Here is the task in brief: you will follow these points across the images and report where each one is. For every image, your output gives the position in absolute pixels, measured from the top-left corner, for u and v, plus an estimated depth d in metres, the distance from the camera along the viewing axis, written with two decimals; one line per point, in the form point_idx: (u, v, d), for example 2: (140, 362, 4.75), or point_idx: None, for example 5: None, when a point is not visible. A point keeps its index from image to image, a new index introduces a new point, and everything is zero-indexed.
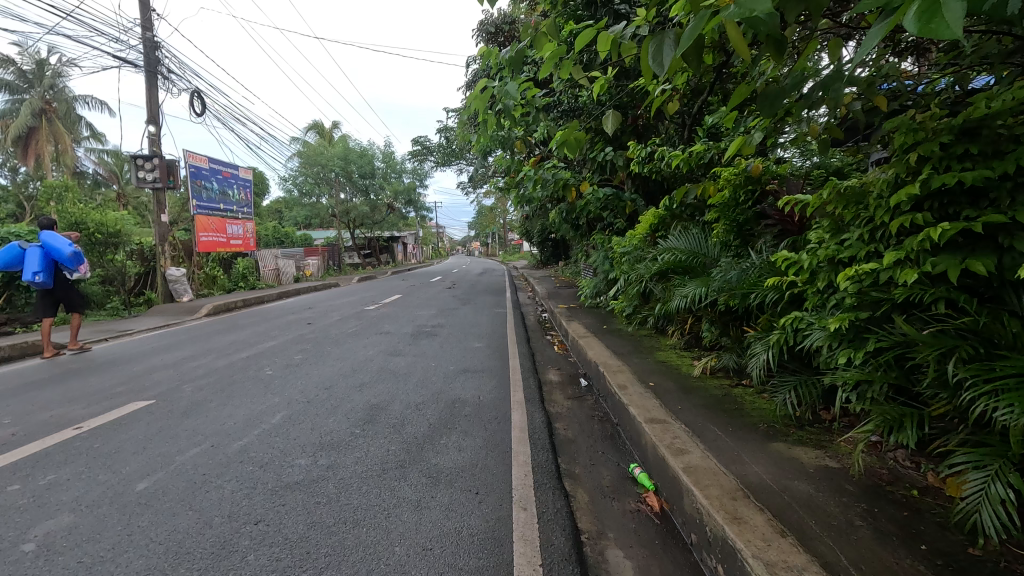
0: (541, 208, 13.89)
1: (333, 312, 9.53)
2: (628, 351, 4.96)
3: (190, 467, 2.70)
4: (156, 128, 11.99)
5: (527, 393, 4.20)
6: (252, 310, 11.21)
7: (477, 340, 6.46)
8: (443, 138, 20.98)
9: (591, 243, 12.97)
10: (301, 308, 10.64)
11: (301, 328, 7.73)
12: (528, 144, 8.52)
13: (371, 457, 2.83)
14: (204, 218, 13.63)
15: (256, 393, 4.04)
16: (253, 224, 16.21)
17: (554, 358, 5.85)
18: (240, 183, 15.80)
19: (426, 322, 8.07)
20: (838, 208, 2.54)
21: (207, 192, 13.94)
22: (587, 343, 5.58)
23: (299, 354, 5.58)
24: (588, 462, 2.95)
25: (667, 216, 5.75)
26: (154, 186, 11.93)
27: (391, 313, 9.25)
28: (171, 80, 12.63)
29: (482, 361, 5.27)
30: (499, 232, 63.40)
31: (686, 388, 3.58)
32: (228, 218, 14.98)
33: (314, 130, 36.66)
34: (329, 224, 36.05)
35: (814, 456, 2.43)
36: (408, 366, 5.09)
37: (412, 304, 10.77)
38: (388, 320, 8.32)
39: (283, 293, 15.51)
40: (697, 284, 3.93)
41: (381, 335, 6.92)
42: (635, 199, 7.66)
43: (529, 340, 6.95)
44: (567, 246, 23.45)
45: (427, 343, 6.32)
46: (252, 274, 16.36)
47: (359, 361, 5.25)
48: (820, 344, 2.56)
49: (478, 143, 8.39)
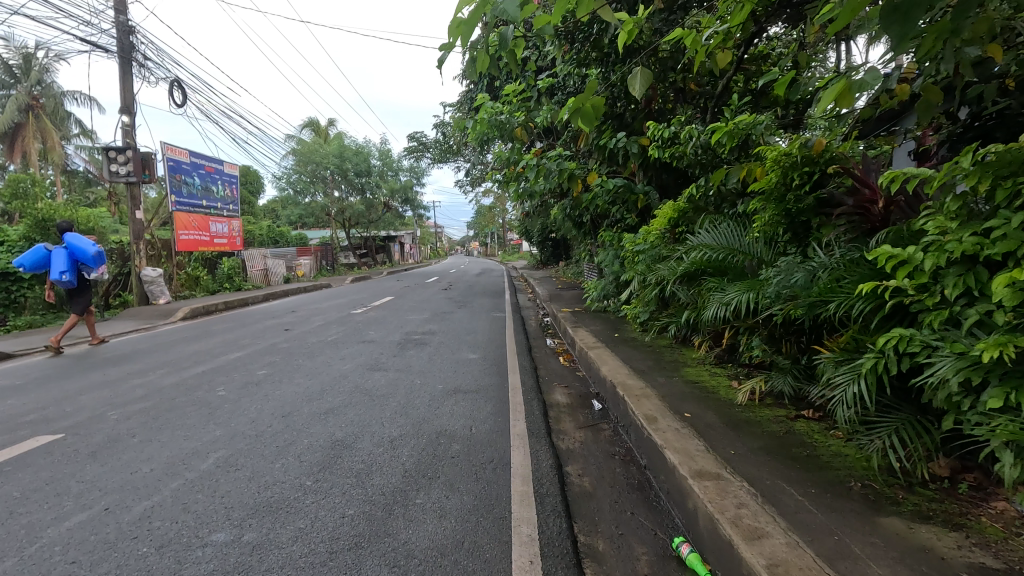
0: (543, 205, 13.11)
1: (317, 316, 8.77)
2: (649, 366, 4.21)
3: (60, 546, 1.94)
4: (130, 119, 11.21)
5: (530, 422, 3.42)
6: (232, 313, 10.42)
7: (472, 350, 5.68)
8: (440, 134, 20.23)
9: (596, 242, 12.21)
10: (285, 312, 9.87)
11: (276, 334, 6.96)
12: (529, 132, 7.75)
13: (316, 530, 2.06)
14: (184, 215, 12.83)
15: (194, 424, 3.26)
16: (239, 222, 15.42)
17: (560, 372, 5.07)
18: (225, 179, 15.01)
19: (416, 328, 7.30)
20: (980, 184, 1.79)
21: (188, 188, 13.15)
22: (599, 355, 4.83)
23: (264, 367, 4.82)
24: (616, 531, 2.18)
25: (691, 209, 5.02)
26: (128, 180, 11.15)
27: (380, 317, 8.47)
28: (148, 68, 11.85)
29: (476, 377, 4.50)
30: (499, 232, 62.65)
31: (734, 422, 2.83)
32: (211, 215, 14.21)
33: (309, 127, 35.93)
34: (325, 224, 35.29)
35: (955, 547, 1.64)
36: (388, 384, 4.32)
37: (404, 307, 9.98)
38: (375, 325, 7.56)
39: (271, 294, 14.72)
40: (743, 289, 3.18)
41: (363, 343, 6.14)
42: (648, 192, 6.88)
43: (531, 349, 6.18)
44: (569, 245, 22.72)
45: (414, 353, 5.55)
46: (238, 275, 15.57)
47: (331, 377, 4.48)
48: (951, 377, 1.81)
49: (474, 130, 7.63)
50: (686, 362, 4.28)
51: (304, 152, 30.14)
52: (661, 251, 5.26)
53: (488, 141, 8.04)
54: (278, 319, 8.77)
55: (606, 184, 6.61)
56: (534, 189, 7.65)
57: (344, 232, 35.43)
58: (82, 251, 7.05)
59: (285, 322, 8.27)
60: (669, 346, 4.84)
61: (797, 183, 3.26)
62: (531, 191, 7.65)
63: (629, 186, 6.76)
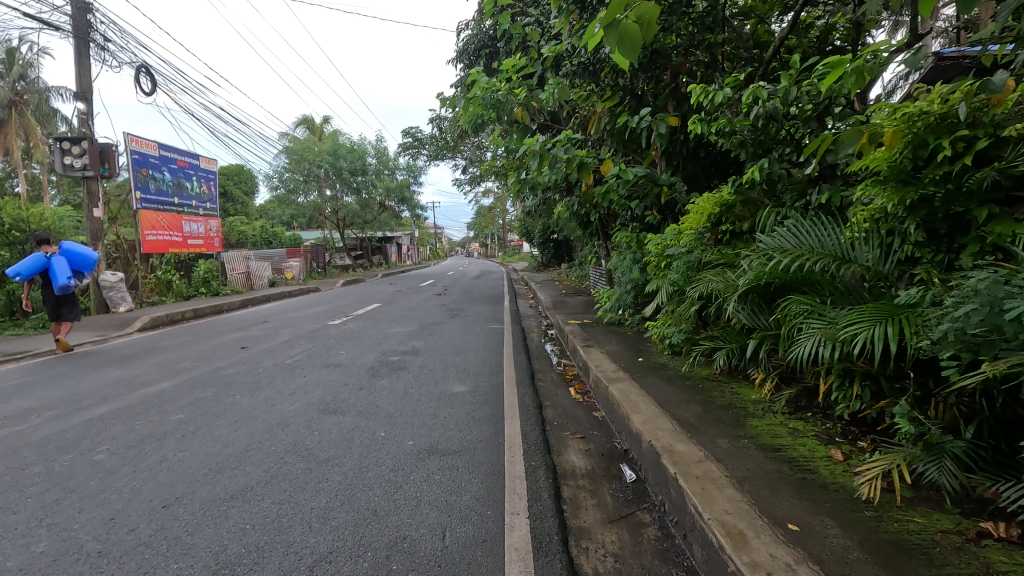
0: (545, 201, 11.97)
1: (286, 329, 7.64)
2: (698, 416, 3.06)
3: None
4: (86, 107, 10.09)
5: (535, 520, 2.26)
6: (197, 323, 9.26)
7: (459, 381, 4.53)
8: (436, 128, 19.16)
9: (605, 244, 11.06)
10: (256, 323, 8.75)
11: (228, 354, 5.81)
12: (531, 114, 6.60)
13: None
14: (150, 214, 11.69)
15: (13, 529, 2.09)
16: (217, 221, 14.30)
17: (572, 413, 3.92)
18: (201, 175, 13.90)
19: (398, 347, 6.16)
20: None
21: (157, 183, 12.02)
22: (624, 392, 3.71)
23: (183, 409, 3.66)
24: None
25: (737, 200, 4.01)
26: (84, 175, 10.01)
27: (358, 331, 7.33)
28: (109, 51, 10.72)
29: (460, 427, 3.36)
30: (499, 232, 61.57)
31: (882, 548, 1.69)
32: (184, 214, 13.10)
33: (303, 125, 34.80)
34: (319, 224, 34.13)
35: None
36: (340, 437, 3.18)
37: (389, 317, 8.82)
38: (349, 342, 6.41)
39: (250, 300, 13.58)
40: (872, 320, 2.06)
41: (327, 369, 4.99)
42: (674, 183, 5.71)
43: (534, 376, 5.03)
44: (571, 246, 21.61)
45: (387, 384, 4.40)
46: (216, 278, 14.41)
47: (267, 426, 3.35)
48: None
49: (467, 112, 6.50)
50: (746, 408, 3.15)
51: (297, 150, 29.05)
52: (702, 254, 4.11)
53: (483, 126, 6.90)
54: (242, 332, 7.62)
55: (625, 173, 5.47)
56: (535, 183, 6.51)
57: (339, 232, 34.29)
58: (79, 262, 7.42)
59: (247, 337, 7.11)
60: (714, 382, 3.73)
61: (948, 154, 2.13)
62: (532, 185, 6.52)
63: (652, 177, 5.61)
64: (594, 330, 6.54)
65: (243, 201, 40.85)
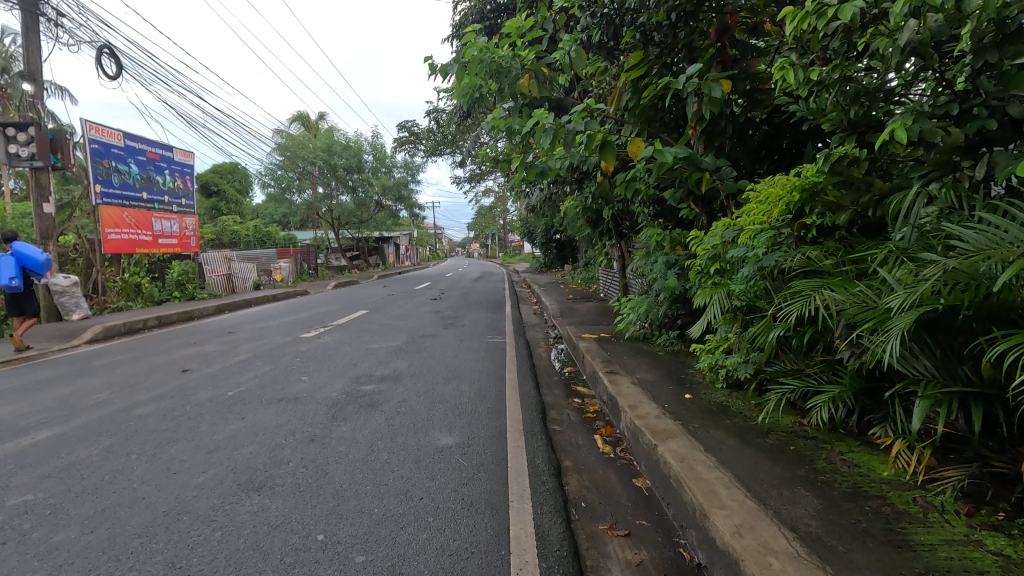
0: (552, 195, 10.85)
1: (250, 345, 6.50)
2: (819, 519, 1.92)
3: None
4: (34, 89, 8.97)
5: None
6: (156, 334, 8.11)
7: (446, 427, 3.39)
8: (433, 120, 18.16)
9: (618, 245, 9.87)
10: (221, 335, 7.59)
11: (163, 380, 4.66)
12: (538, 87, 5.44)
13: None
14: (111, 210, 10.55)
15: None
16: (192, 219, 13.17)
17: (604, 482, 2.77)
18: (174, 168, 12.76)
19: (375, 370, 5.01)
20: None
21: (120, 176, 10.89)
22: (684, 455, 2.59)
23: (40, 483, 2.51)
24: None
25: (834, 183, 2.91)
26: (32, 166, 8.86)
27: (333, 348, 6.19)
28: (63, 28, 9.61)
29: (441, 522, 2.21)
30: (499, 233, 60.51)
31: None
32: (154, 211, 11.99)
33: (297, 121, 33.64)
34: (313, 224, 32.95)
35: None
36: (252, 546, 2.03)
37: (373, 328, 7.67)
38: (317, 364, 5.27)
39: (227, 305, 12.39)
40: None
41: (277, 406, 3.84)
42: (721, 167, 4.59)
43: (545, 415, 3.89)
44: (576, 245, 20.51)
45: (350, 433, 3.26)
46: (192, 281, 13.27)
47: (147, 519, 2.20)
48: None
49: (461, 83, 5.34)
50: (885, 497, 2.06)
51: (291, 146, 27.91)
52: (783, 256, 3.01)
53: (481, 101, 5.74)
54: (197, 348, 6.46)
55: (662, 154, 4.30)
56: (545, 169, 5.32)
57: (334, 233, 33.11)
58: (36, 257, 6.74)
59: (200, 355, 5.96)
60: (808, 441, 2.63)
61: None
62: (541, 171, 5.34)
63: (694, 160, 4.48)
64: (615, 348, 5.43)
65: (235, 200, 39.61)
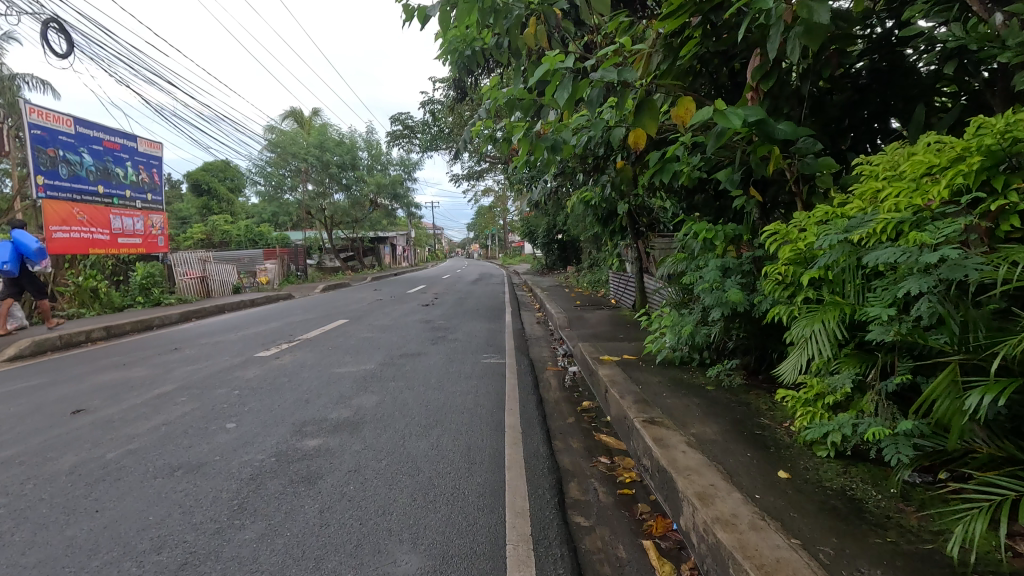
0: (559, 187, 9.63)
1: (190, 368, 5.25)
2: None
3: None
4: None
5: None
6: (92, 350, 6.86)
7: (409, 534, 2.15)
8: (428, 113, 17.13)
9: (635, 244, 8.61)
10: (166, 353, 6.34)
11: (37, 429, 3.41)
12: (550, 37, 4.18)
13: None
14: (58, 205, 9.33)
15: None
16: (158, 215, 11.96)
17: None
18: (138, 159, 11.52)
19: (332, 411, 3.78)
20: None
21: (69, 166, 9.67)
22: None
23: None
24: None
25: None
26: None
27: (290, 374, 4.95)
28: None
29: None
30: (499, 233, 59.32)
31: None
32: (113, 207, 10.79)
33: (291, 117, 32.47)
34: (305, 223, 31.70)
35: None
36: None
37: (347, 344, 6.43)
38: (257, 400, 4.03)
39: (195, 312, 11.14)
40: None
41: (165, 482, 2.61)
42: (800, 139, 3.38)
43: (563, 496, 2.63)
44: (580, 245, 19.32)
45: (252, 549, 2.02)
46: (160, 284, 12.04)
47: None
48: None
49: (448, 32, 4.09)
50: None
51: (282, 142, 26.72)
52: (982, 264, 1.77)
53: (474, 60, 4.51)
54: (122, 372, 5.21)
55: (726, 117, 3.03)
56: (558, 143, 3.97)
57: (327, 232, 31.85)
58: (29, 242, 7.64)
59: (119, 382, 4.71)
60: None
61: None
62: (553, 146, 4.00)
63: (766, 129, 3.21)
64: (648, 379, 4.18)
65: (227, 198, 38.42)
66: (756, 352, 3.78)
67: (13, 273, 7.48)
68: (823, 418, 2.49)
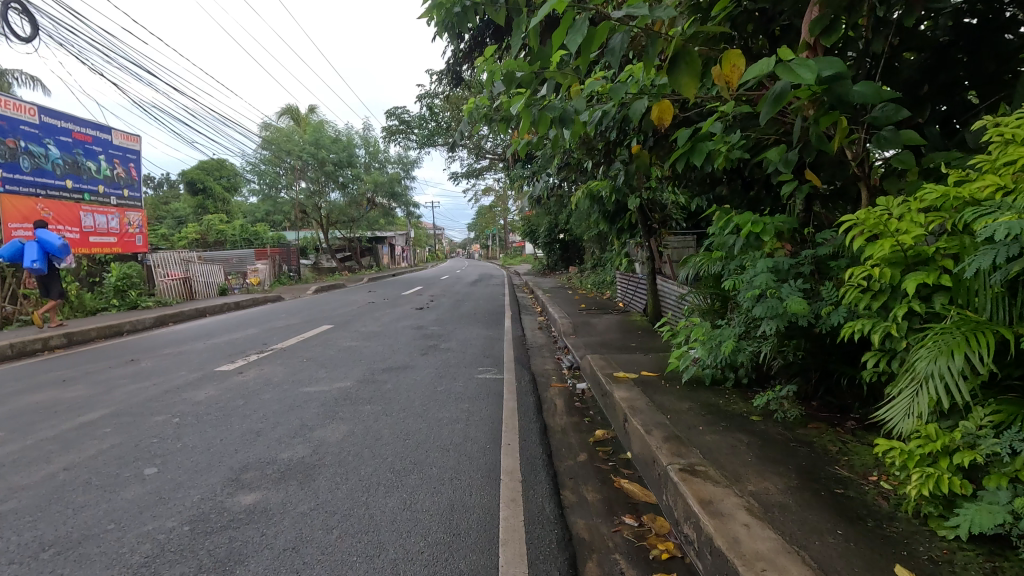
0: (564, 180, 8.88)
1: (136, 386, 4.51)
2: None
3: None
4: None
5: None
6: (41, 361, 6.11)
7: None
8: (425, 106, 16.45)
9: (647, 243, 7.83)
10: (119, 365, 5.59)
11: None
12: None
13: None
14: (18, 202, 8.64)
15: None
16: (135, 213, 11.26)
17: None
18: (113, 153, 10.80)
19: (285, 448, 3.04)
20: None
21: (30, 160, 8.97)
22: None
23: None
24: None
25: None
26: None
27: (250, 393, 4.22)
28: None
29: None
30: (499, 233, 58.58)
31: None
32: (84, 203, 10.10)
33: (286, 114, 31.74)
34: (301, 222, 30.97)
35: None
36: None
37: (325, 356, 5.68)
38: (198, 432, 3.29)
39: (171, 315, 10.38)
40: None
41: (22, 570, 1.87)
42: (881, 105, 2.62)
43: None
44: (583, 244, 18.54)
45: None
46: (138, 286, 11.32)
47: None
48: None
49: None
50: None
51: (277, 139, 26.03)
52: None
53: (465, 20, 3.75)
54: (55, 390, 4.47)
55: (796, 69, 2.27)
56: (569, 113, 3.12)
57: (323, 232, 31.11)
58: (55, 242, 8.04)
59: (43, 405, 3.96)
60: None
61: None
62: (561, 117, 3.17)
63: (838, 89, 2.46)
64: (677, 404, 3.43)
65: (222, 197, 37.72)
66: (815, 374, 3.04)
67: (42, 271, 7.90)
68: (953, 486, 1.74)
